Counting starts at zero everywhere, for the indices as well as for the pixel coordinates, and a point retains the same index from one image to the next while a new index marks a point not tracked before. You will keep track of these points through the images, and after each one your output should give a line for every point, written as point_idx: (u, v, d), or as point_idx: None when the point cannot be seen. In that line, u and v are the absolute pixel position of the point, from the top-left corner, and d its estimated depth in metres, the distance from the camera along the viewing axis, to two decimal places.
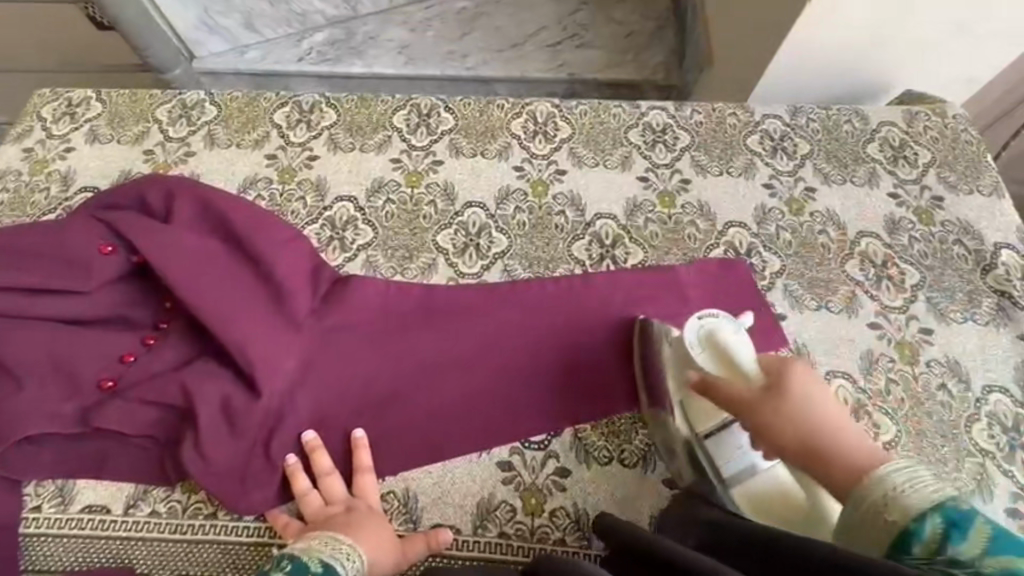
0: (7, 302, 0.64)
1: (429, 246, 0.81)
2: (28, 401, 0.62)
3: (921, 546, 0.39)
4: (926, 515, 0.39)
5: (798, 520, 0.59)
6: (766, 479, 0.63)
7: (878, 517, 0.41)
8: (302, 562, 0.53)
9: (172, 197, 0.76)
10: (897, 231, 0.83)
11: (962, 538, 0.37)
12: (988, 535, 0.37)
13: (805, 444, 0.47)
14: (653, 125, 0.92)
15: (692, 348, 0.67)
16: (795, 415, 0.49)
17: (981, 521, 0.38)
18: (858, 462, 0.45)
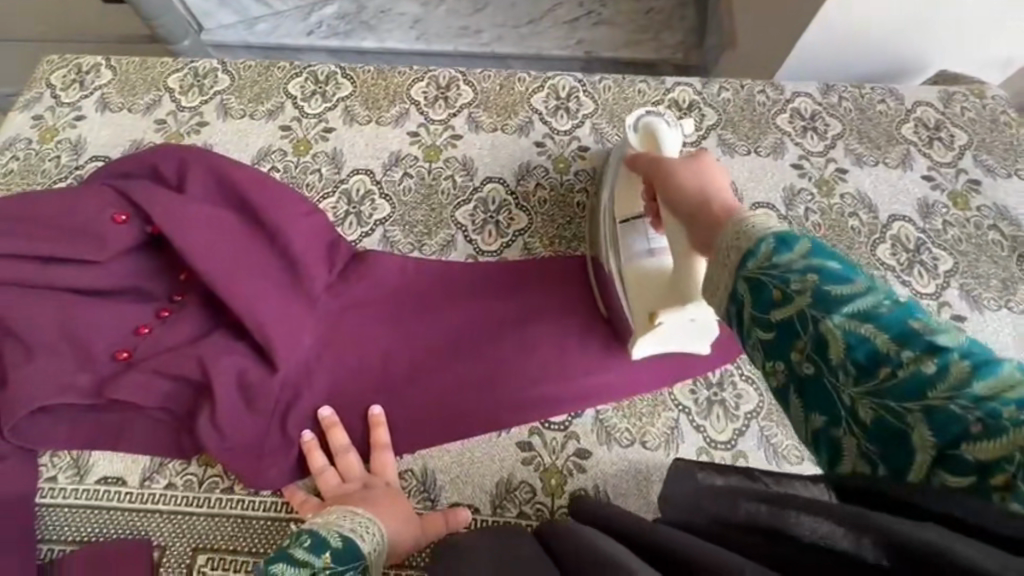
0: (19, 271, 0.63)
1: (447, 222, 0.79)
2: (42, 370, 0.61)
3: (757, 269, 0.33)
4: (762, 240, 0.34)
5: (658, 292, 0.62)
6: (651, 263, 0.64)
7: (730, 253, 0.36)
8: (322, 537, 0.50)
9: (185, 167, 0.74)
10: (931, 215, 0.80)
11: (789, 249, 0.33)
12: (808, 251, 0.32)
13: (692, 189, 0.46)
14: (678, 101, 0.89)
15: (631, 133, 0.73)
16: (688, 172, 0.48)
17: (801, 241, 0.33)
18: (725, 205, 0.42)
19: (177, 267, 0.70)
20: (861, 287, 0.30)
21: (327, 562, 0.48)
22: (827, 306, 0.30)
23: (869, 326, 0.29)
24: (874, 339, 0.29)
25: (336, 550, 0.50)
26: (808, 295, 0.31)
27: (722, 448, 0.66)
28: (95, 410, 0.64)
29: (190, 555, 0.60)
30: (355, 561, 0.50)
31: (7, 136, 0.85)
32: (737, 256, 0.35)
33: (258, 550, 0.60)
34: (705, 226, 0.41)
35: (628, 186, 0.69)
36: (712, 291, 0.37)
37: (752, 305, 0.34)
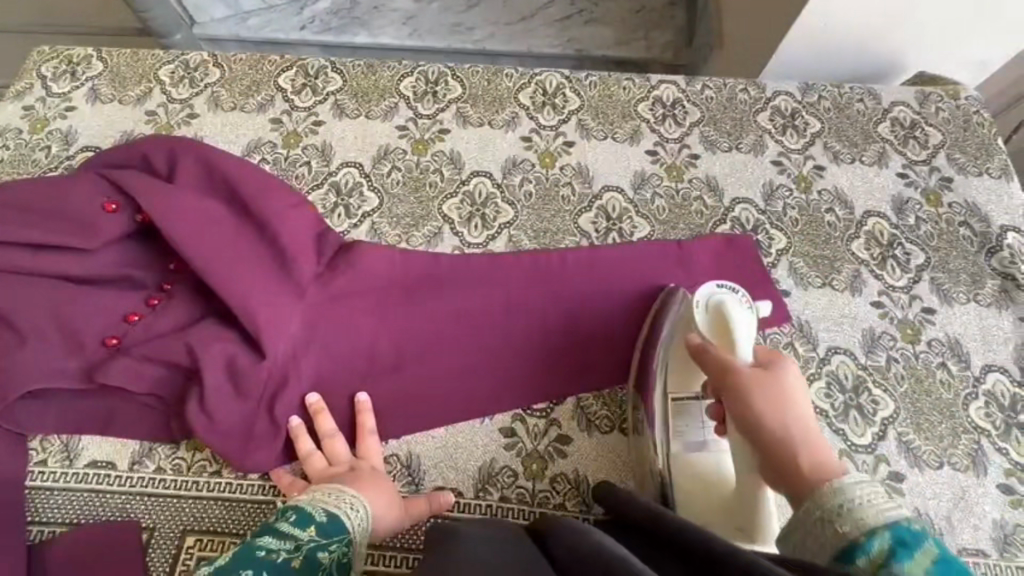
0: (9, 258, 0.64)
1: (434, 215, 0.80)
2: (33, 356, 0.62)
3: (869, 570, 0.39)
4: (876, 536, 0.40)
5: (713, 509, 0.60)
6: (710, 463, 0.62)
7: (830, 534, 0.43)
8: (307, 511, 0.55)
9: (175, 158, 0.75)
10: (904, 212, 0.83)
11: (902, 555, 0.38)
12: (933, 557, 0.37)
13: (771, 447, 0.50)
14: (662, 99, 0.90)
15: (697, 307, 0.63)
16: (766, 392, 0.52)
17: (926, 544, 0.38)
18: (821, 466, 0.48)
19: (166, 256, 0.71)
20: None
21: (310, 534, 0.53)
22: None
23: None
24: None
25: (320, 524, 0.54)
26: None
27: None
28: (85, 395, 0.65)
29: (179, 536, 0.61)
30: (337, 536, 0.54)
31: None
32: (831, 551, 0.42)
33: (246, 531, 0.62)
34: (795, 483, 0.48)
35: (683, 363, 0.65)
36: (807, 557, 0.44)
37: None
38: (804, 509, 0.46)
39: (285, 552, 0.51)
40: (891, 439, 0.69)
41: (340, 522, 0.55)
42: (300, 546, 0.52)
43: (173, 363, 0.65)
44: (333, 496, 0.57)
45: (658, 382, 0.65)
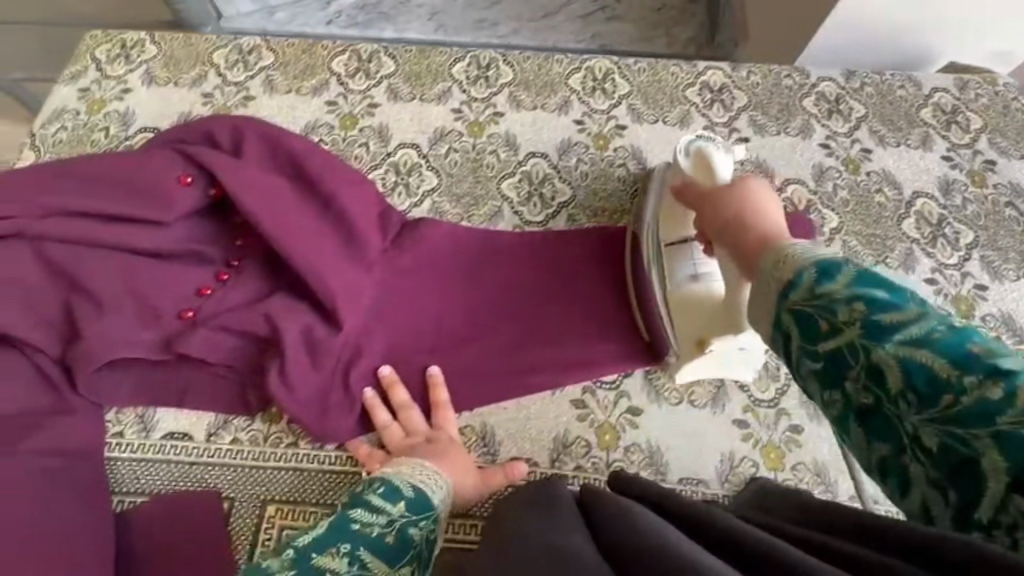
0: (83, 230, 0.64)
1: (494, 194, 0.81)
2: (112, 325, 0.62)
3: (801, 300, 0.37)
4: (804, 270, 0.38)
5: (708, 321, 0.65)
6: (699, 290, 0.67)
7: (771, 278, 0.40)
8: (394, 485, 0.53)
9: (240, 135, 0.75)
10: (951, 193, 0.85)
11: (830, 279, 0.36)
12: (850, 279, 0.36)
13: (733, 226, 0.49)
14: (710, 84, 0.92)
15: (679, 157, 0.73)
16: (726, 198, 0.52)
17: (844, 269, 0.37)
18: (769, 233, 0.46)
19: (235, 232, 0.72)
20: (914, 314, 0.33)
21: (401, 508, 0.51)
22: (877, 336, 0.33)
23: (930, 354, 0.31)
24: (932, 364, 0.31)
25: (407, 498, 0.52)
26: (858, 327, 0.34)
27: (766, 405, 0.69)
28: (161, 367, 0.65)
29: (260, 506, 0.61)
30: (426, 508, 0.53)
31: (54, 107, 0.86)
32: (776, 289, 0.39)
33: (327, 500, 0.62)
34: (744, 249, 0.46)
35: (675, 210, 0.70)
36: (760, 329, 0.41)
37: (799, 337, 0.37)
38: (760, 274, 0.41)
39: (378, 526, 0.49)
40: None
41: (426, 497, 0.54)
42: (392, 520, 0.50)
43: (251, 334, 0.65)
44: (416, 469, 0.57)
45: (659, 228, 0.71)
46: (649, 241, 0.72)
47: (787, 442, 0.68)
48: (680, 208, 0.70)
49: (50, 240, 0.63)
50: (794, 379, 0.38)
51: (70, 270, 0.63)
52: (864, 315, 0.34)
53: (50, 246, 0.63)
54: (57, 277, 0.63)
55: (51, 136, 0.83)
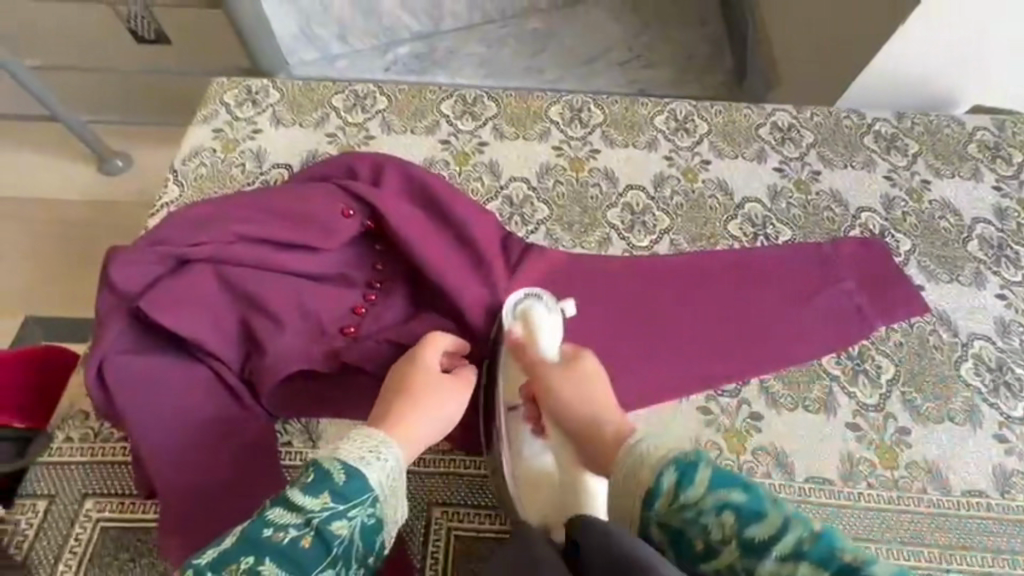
0: (261, 254, 0.70)
1: (601, 222, 0.89)
2: (289, 342, 0.68)
3: (665, 509, 0.51)
4: (664, 473, 0.52)
5: (553, 497, 0.66)
6: (539, 461, 0.67)
7: (635, 481, 0.53)
8: (322, 473, 0.55)
9: (380, 169, 0.83)
10: (1006, 218, 0.94)
11: (690, 486, 0.51)
12: (707, 483, 0.50)
13: (580, 418, 0.62)
14: (779, 124, 1.02)
15: (507, 316, 0.74)
16: (569, 386, 0.64)
17: (700, 470, 0.51)
18: (618, 429, 0.60)
19: (381, 255, 0.78)
20: (770, 520, 0.47)
21: (323, 501, 0.54)
22: (751, 551, 0.46)
23: (806, 566, 0.44)
24: (802, 569, 0.44)
25: (336, 488, 0.54)
26: (731, 539, 0.47)
27: (872, 409, 0.76)
28: (326, 380, 0.70)
29: (426, 510, 0.69)
30: (356, 497, 0.55)
31: (191, 146, 0.93)
32: (636, 501, 0.53)
33: (483, 502, 0.70)
34: (604, 454, 0.59)
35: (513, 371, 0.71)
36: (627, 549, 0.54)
37: (677, 549, 0.50)
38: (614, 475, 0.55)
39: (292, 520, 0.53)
40: None
41: (362, 479, 0.56)
42: (308, 521, 0.53)
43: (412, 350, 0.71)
44: (362, 438, 0.58)
45: (501, 391, 0.70)
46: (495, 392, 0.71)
47: (897, 443, 0.74)
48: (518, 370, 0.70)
49: (230, 262, 0.69)
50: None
51: (250, 291, 0.68)
52: (733, 527, 0.47)
53: (231, 268, 0.68)
54: (237, 296, 0.68)
55: (192, 172, 0.91)
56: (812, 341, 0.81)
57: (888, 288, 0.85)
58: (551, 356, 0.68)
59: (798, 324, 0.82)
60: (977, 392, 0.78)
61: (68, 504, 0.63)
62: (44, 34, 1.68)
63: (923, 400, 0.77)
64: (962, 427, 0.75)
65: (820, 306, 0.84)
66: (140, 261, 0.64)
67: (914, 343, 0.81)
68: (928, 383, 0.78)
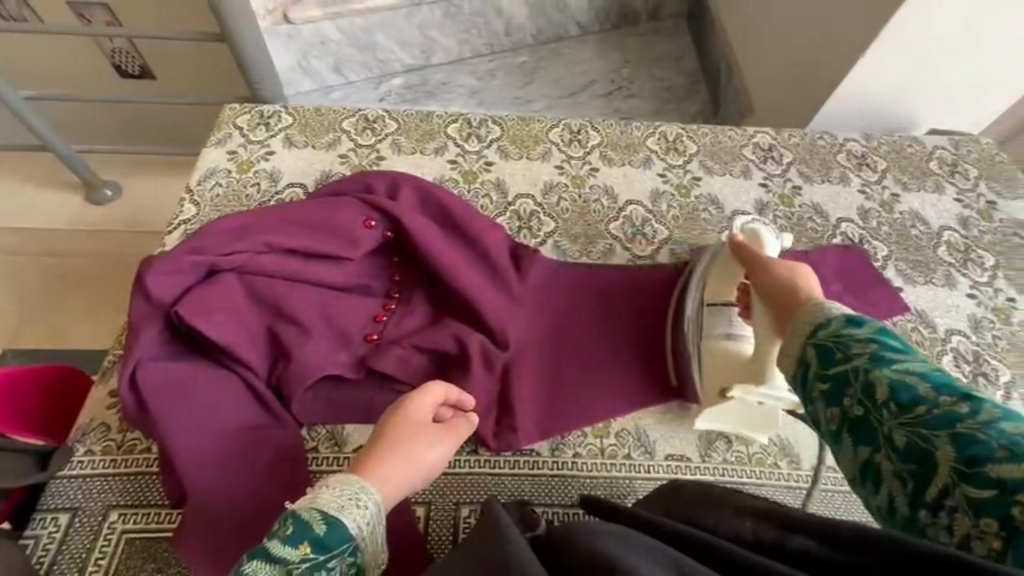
0: (288, 264, 0.72)
1: (604, 234, 0.95)
2: (316, 349, 0.71)
3: (828, 334, 0.47)
4: (834, 316, 0.49)
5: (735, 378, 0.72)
6: (733, 347, 0.74)
7: (801, 322, 0.50)
8: (302, 524, 0.50)
9: (397, 185, 0.87)
10: (969, 226, 1.03)
11: (856, 325, 0.47)
12: (874, 326, 0.46)
13: (779, 287, 0.58)
14: (761, 144, 1.11)
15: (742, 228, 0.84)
16: (783, 266, 0.61)
17: (868, 320, 0.47)
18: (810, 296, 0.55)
19: (399, 267, 0.81)
20: (912, 358, 0.44)
21: (303, 552, 0.48)
22: (879, 362, 0.44)
23: (924, 385, 0.41)
24: (920, 388, 0.41)
25: (318, 538, 0.50)
26: (867, 357, 0.44)
27: None
28: (351, 386, 0.72)
29: (454, 508, 0.69)
30: (338, 547, 0.50)
31: (206, 167, 0.96)
32: (805, 326, 0.50)
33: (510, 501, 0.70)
34: (789, 309, 0.54)
35: (717, 279, 0.78)
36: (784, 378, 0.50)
37: (818, 363, 0.47)
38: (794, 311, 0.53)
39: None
40: (1014, 399, 0.84)
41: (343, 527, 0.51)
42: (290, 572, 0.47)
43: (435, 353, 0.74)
44: (342, 489, 0.54)
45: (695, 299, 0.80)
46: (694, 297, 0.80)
47: None
48: (721, 276, 0.78)
49: (258, 272, 0.71)
50: (804, 400, 0.48)
51: (278, 300, 0.71)
52: (876, 350, 0.44)
53: (259, 277, 0.71)
54: (265, 305, 0.70)
55: (208, 192, 0.93)
56: None
57: (869, 290, 0.92)
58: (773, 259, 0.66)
59: None
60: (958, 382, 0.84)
61: (93, 517, 0.62)
62: (23, 62, 1.64)
63: None
64: None
65: None
66: (172, 270, 0.66)
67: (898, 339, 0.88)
68: None
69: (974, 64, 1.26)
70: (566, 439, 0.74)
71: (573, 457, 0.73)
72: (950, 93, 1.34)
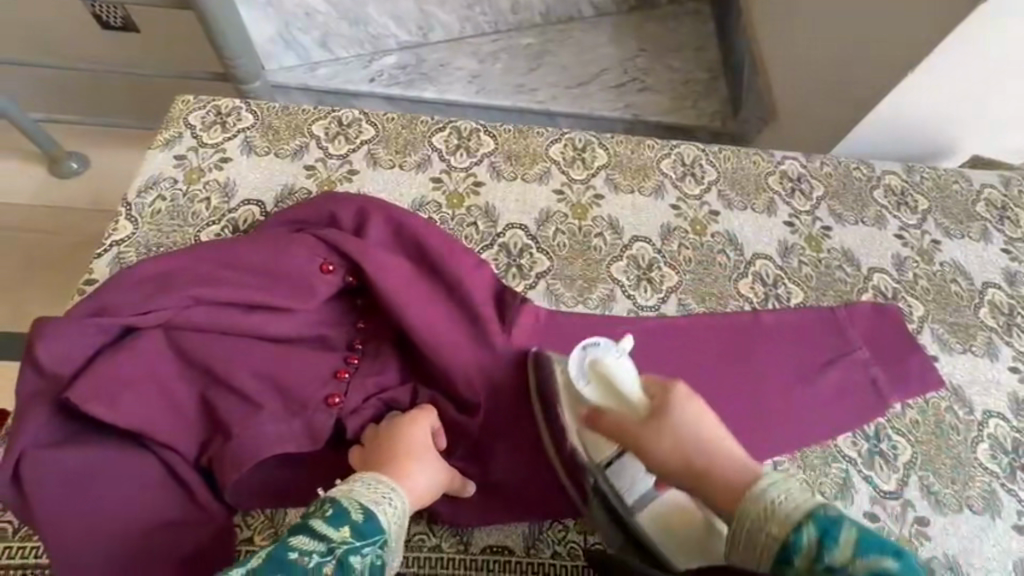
0: (226, 318, 0.61)
1: (605, 277, 0.83)
2: (257, 421, 0.58)
3: (807, 569, 0.41)
4: (802, 527, 0.42)
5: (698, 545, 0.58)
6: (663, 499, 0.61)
7: (760, 543, 0.44)
8: (341, 508, 0.48)
9: (365, 213, 0.74)
10: (1016, 284, 0.92)
11: (832, 546, 0.40)
12: (853, 544, 0.40)
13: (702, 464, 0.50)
14: (789, 173, 0.98)
15: (577, 377, 0.62)
16: (667, 443, 0.52)
17: (845, 530, 0.41)
18: (730, 479, 0.48)
19: (364, 314, 0.70)
20: None
21: (343, 536, 0.47)
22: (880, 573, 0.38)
23: None
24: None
25: (356, 524, 0.48)
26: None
27: (891, 498, 0.72)
28: (296, 465, 0.61)
29: None
30: (373, 538, 0.48)
31: (149, 175, 0.83)
32: (763, 555, 0.43)
33: None
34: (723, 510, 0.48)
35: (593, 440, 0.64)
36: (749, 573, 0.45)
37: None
38: (734, 523, 0.46)
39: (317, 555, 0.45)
40: None
41: (376, 520, 0.50)
42: (332, 549, 0.45)
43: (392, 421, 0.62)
44: (373, 482, 0.53)
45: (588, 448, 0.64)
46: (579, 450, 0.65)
47: (917, 536, 0.69)
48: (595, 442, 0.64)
49: (188, 329, 0.59)
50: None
51: (211, 362, 0.59)
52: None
53: (188, 335, 0.59)
54: (194, 369, 0.59)
55: (148, 206, 0.80)
56: (825, 419, 0.76)
57: (902, 359, 0.81)
58: (641, 406, 0.56)
59: (809, 401, 0.77)
60: (994, 477, 0.74)
61: None
62: None
63: (942, 486, 0.73)
64: (981, 517, 0.71)
65: (832, 381, 0.79)
66: (74, 336, 0.55)
67: (929, 422, 0.77)
68: (945, 469, 0.74)
69: None
70: (545, 534, 0.65)
71: (552, 557, 0.64)
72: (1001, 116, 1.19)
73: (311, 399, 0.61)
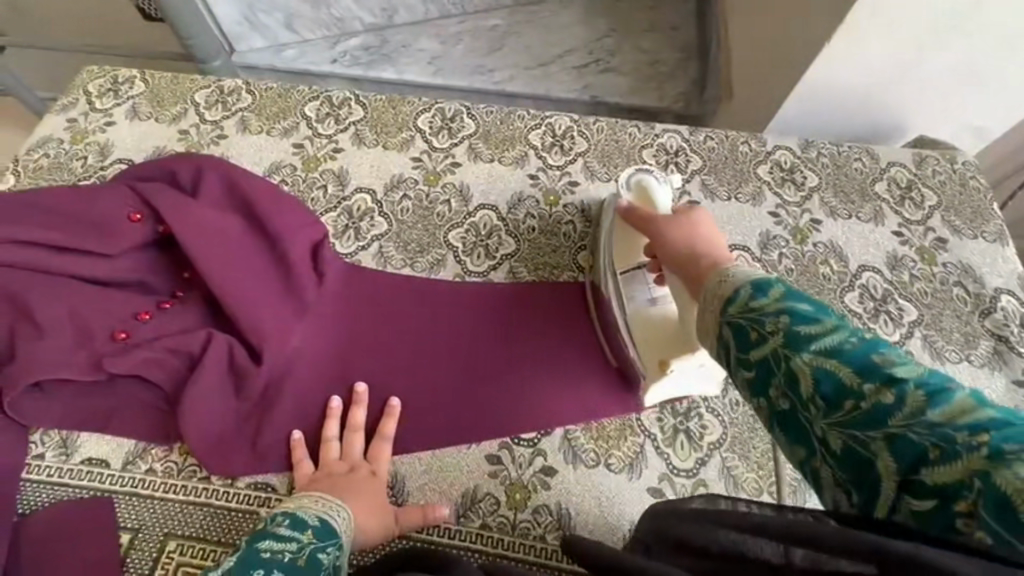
0: (35, 257, 0.68)
1: (440, 242, 0.84)
2: (46, 347, 0.65)
3: (737, 312, 0.40)
4: (741, 288, 0.41)
5: (667, 341, 0.67)
6: (654, 312, 0.69)
7: (716, 295, 0.44)
8: (301, 518, 0.56)
9: (201, 174, 0.78)
10: (899, 267, 0.84)
11: (762, 295, 0.40)
12: (780, 294, 0.39)
13: (692, 253, 0.54)
14: (666, 147, 0.93)
15: (623, 190, 0.76)
16: (676, 232, 0.58)
17: (776, 286, 0.40)
18: (717, 259, 0.51)
19: (182, 266, 0.74)
20: (828, 327, 0.36)
21: (308, 536, 0.53)
22: (798, 345, 0.36)
23: (836, 363, 0.34)
24: (840, 373, 0.34)
25: (316, 526, 0.55)
26: (780, 336, 0.37)
27: (684, 475, 0.69)
28: (86, 391, 0.67)
29: (161, 539, 0.62)
30: (332, 539, 0.55)
31: (41, 135, 0.92)
32: (718, 303, 0.43)
33: (227, 539, 0.62)
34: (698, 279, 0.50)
35: (624, 236, 0.73)
36: (704, 337, 0.45)
37: (735, 347, 0.40)
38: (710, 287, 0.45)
39: (288, 552, 0.51)
40: None
41: (330, 525, 0.56)
42: (302, 546, 0.52)
43: (184, 353, 0.68)
44: (324, 500, 0.59)
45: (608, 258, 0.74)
46: (606, 268, 0.74)
47: None
48: (628, 233, 0.73)
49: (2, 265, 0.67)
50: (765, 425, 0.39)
51: (14, 293, 0.66)
52: (788, 326, 0.37)
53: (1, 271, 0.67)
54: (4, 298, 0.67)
55: (34, 162, 0.89)
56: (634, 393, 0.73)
57: None
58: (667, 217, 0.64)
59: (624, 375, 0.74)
60: None
61: None
62: None
63: (744, 469, 0.69)
64: (782, 505, 0.67)
65: None
66: None
67: None
68: (754, 452, 0.70)
69: (974, 60, 0.96)
70: None
71: None
72: (954, 86, 1.02)
73: (101, 332, 0.68)
